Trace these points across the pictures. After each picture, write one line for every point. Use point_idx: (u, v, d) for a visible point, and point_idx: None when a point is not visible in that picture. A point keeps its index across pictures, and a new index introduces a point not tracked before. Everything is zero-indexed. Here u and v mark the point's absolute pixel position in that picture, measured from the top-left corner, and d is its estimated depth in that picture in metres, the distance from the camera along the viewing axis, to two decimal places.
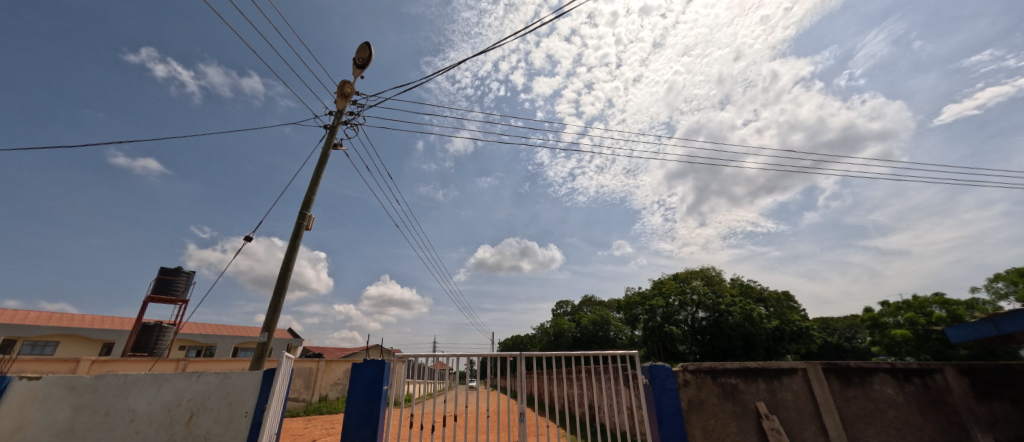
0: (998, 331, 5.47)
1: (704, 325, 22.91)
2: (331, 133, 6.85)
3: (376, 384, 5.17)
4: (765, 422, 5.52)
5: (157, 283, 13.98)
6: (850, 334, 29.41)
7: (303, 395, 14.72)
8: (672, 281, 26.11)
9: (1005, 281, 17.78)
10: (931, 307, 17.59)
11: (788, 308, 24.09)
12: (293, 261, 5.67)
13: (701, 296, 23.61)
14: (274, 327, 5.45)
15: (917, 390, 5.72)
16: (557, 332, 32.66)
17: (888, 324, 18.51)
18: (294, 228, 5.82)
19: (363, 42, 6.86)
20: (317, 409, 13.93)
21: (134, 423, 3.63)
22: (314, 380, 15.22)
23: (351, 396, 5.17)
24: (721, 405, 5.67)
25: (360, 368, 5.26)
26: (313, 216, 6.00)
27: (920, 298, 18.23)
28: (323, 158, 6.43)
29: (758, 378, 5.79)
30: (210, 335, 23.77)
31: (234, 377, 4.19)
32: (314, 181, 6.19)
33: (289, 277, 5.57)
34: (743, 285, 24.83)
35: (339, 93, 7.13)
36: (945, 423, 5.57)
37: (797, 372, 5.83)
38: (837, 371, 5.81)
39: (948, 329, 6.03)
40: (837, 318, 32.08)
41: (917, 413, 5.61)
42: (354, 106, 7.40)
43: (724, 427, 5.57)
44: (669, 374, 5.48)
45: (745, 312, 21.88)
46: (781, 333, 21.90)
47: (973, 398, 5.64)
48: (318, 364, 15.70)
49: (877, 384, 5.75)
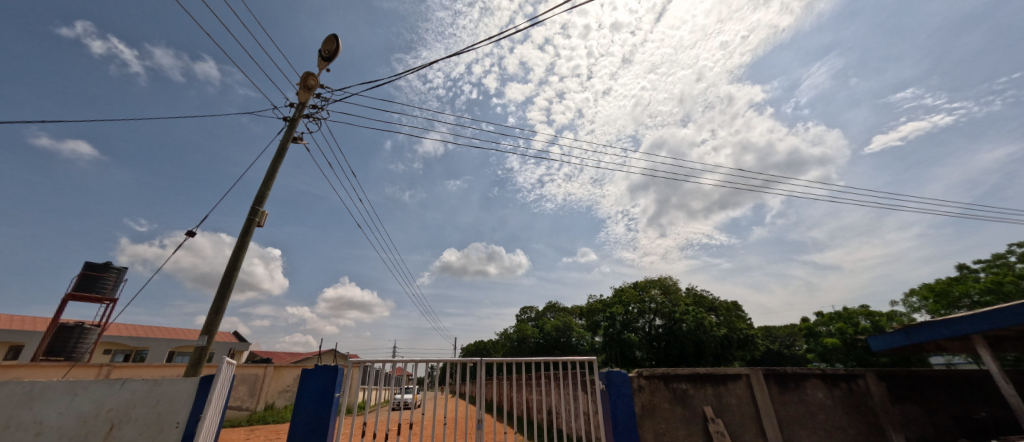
0: (910, 340, 6.07)
1: (659, 332, 23.94)
2: (291, 126, 6.52)
3: (328, 390, 4.94)
4: (712, 426, 5.81)
5: (80, 280, 12.54)
6: (789, 342, 31.93)
7: (247, 403, 13.71)
8: (631, 288, 27.05)
9: (919, 296, 19.86)
10: (857, 318, 19.37)
11: (736, 317, 25.71)
12: (242, 259, 5.31)
13: (659, 304, 24.73)
14: (216, 330, 5.05)
15: (843, 394, 6.27)
16: (520, 338, 32.77)
17: (822, 333, 20.22)
18: (245, 224, 5.47)
19: (330, 34, 6.61)
20: (262, 418, 13.07)
21: (39, 437, 3.18)
22: (260, 388, 14.22)
23: (299, 404, 4.88)
24: (672, 409, 5.91)
25: (309, 375, 4.98)
26: (266, 212, 5.67)
27: (849, 310, 20.04)
28: (280, 151, 6.10)
29: (705, 384, 6.11)
30: (142, 339, 21.65)
31: (165, 385, 3.87)
32: (269, 175, 5.85)
33: (236, 276, 5.20)
34: (697, 295, 26.16)
35: (302, 85, 6.82)
36: (866, 424, 6.14)
37: (741, 377, 6.21)
38: (776, 376, 6.26)
39: (871, 337, 6.65)
40: (778, 327, 34.70)
41: (843, 415, 6.14)
42: (317, 99, 7.11)
43: (674, 430, 5.79)
44: (625, 380, 5.62)
45: (697, 320, 22.99)
46: (729, 340, 23.04)
47: (890, 401, 6.27)
48: (266, 370, 14.74)
49: (810, 389, 6.25)
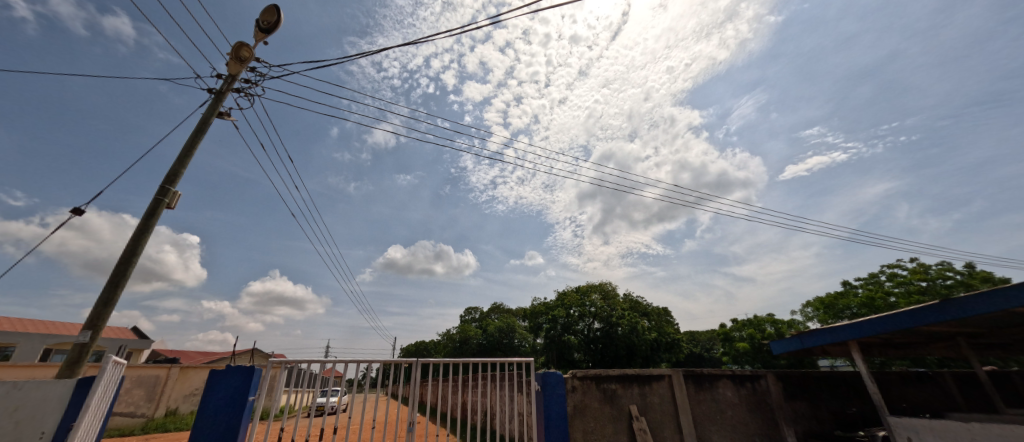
0: (803, 345, 6.95)
1: (597, 335, 25.04)
2: (217, 99, 5.84)
3: (241, 394, 4.47)
4: (636, 423, 6.16)
5: None
6: (708, 345, 35.13)
7: (143, 409, 12.03)
8: (573, 292, 28.02)
9: (812, 307, 22.90)
10: (764, 325, 21.83)
11: (666, 322, 27.73)
12: (144, 245, 4.64)
13: (598, 308, 25.89)
14: (104, 325, 4.35)
15: (748, 393, 7.00)
16: (462, 338, 32.46)
17: (736, 338, 22.47)
18: (150, 205, 4.78)
19: (271, 4, 6.05)
20: (160, 426, 11.51)
21: None
22: (161, 391, 12.52)
23: (204, 409, 4.36)
24: (601, 408, 6.18)
25: (220, 376, 4.47)
26: (179, 193, 5.01)
27: (759, 317, 22.48)
28: (201, 125, 5.43)
29: (633, 384, 6.48)
30: (7, 333, 18.10)
31: (27, 388, 3.24)
32: (185, 152, 5.19)
33: (133, 264, 4.53)
34: (633, 300, 27.81)
35: (233, 55, 6.15)
36: (764, 420, 6.92)
37: (664, 378, 6.67)
38: (694, 377, 6.81)
39: (773, 342, 7.51)
40: (700, 332, 38.03)
41: (746, 412, 6.86)
42: (251, 74, 6.46)
43: (601, 428, 6.06)
44: (559, 380, 5.77)
45: (631, 324, 24.40)
46: (658, 343, 24.72)
47: (784, 399, 7.12)
48: (170, 371, 13.02)
49: (721, 388, 6.90)
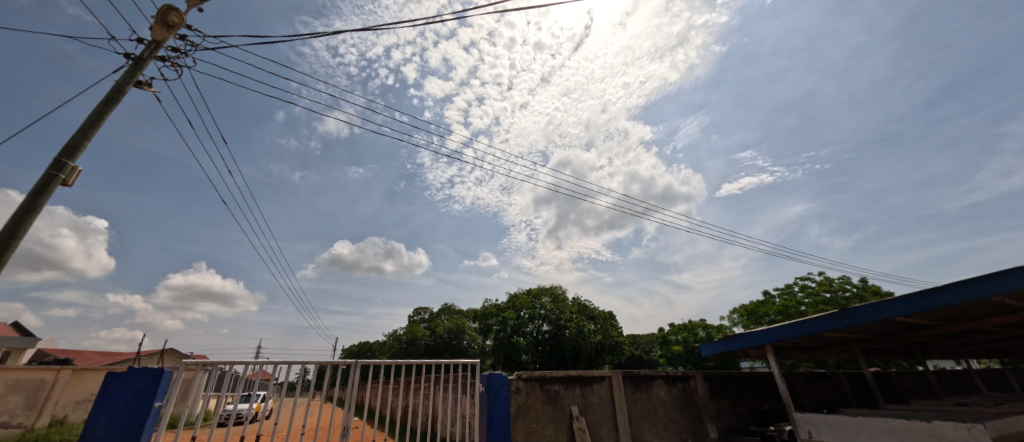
0: (727, 348, 7.60)
1: (545, 337, 25.53)
2: (135, 66, 5.16)
3: (146, 399, 3.95)
4: (575, 423, 6.34)
5: None
6: (647, 348, 37.27)
7: (21, 418, 10.27)
8: (525, 295, 28.35)
9: (738, 313, 25.17)
10: (697, 329, 23.59)
11: (610, 325, 28.99)
12: (29, 226, 3.96)
13: (548, 311, 26.43)
14: None
15: (679, 392, 7.50)
16: (409, 339, 31.50)
17: (672, 341, 24.04)
18: (40, 181, 4.08)
19: None
20: (42, 438, 9.86)
21: None
22: (46, 397, 10.75)
23: (96, 417, 3.79)
24: (543, 409, 6.28)
25: (121, 379, 3.92)
26: (80, 169, 4.35)
27: (692, 322, 24.20)
28: (113, 93, 4.76)
29: (575, 385, 6.66)
30: None
31: None
32: (90, 123, 4.51)
33: (12, 248, 3.84)
34: (581, 304, 28.76)
35: (159, 19, 5.47)
36: (692, 417, 7.44)
37: (605, 379, 6.94)
38: (632, 378, 7.17)
39: (703, 345, 8.12)
40: (641, 335, 40.25)
41: (677, 410, 7.34)
42: (181, 42, 5.79)
43: (542, 429, 6.16)
44: (503, 382, 5.76)
45: (578, 327, 25.19)
46: (602, 345, 25.70)
47: (710, 398, 7.72)
48: (60, 374, 11.23)
49: (655, 388, 7.32)
